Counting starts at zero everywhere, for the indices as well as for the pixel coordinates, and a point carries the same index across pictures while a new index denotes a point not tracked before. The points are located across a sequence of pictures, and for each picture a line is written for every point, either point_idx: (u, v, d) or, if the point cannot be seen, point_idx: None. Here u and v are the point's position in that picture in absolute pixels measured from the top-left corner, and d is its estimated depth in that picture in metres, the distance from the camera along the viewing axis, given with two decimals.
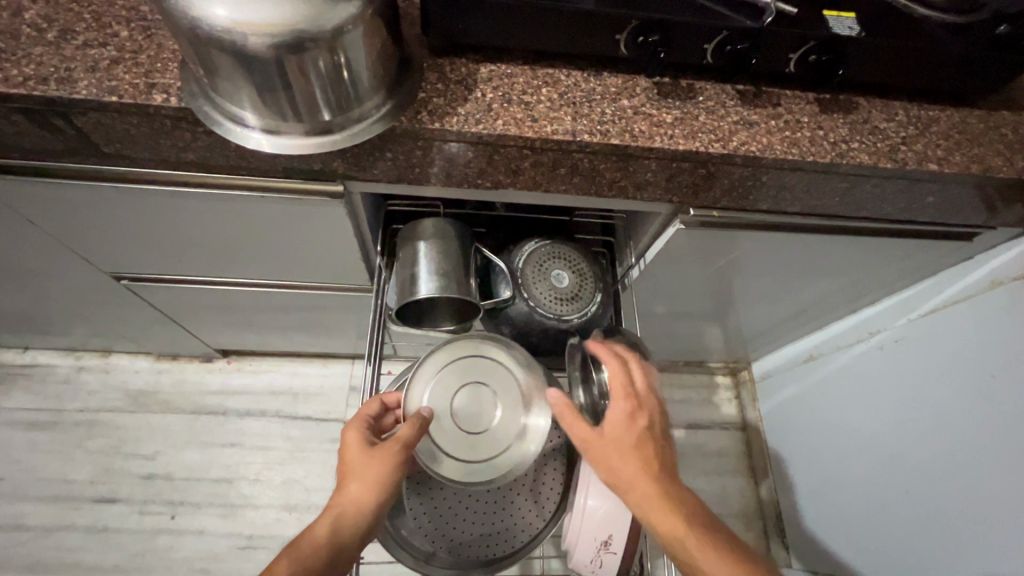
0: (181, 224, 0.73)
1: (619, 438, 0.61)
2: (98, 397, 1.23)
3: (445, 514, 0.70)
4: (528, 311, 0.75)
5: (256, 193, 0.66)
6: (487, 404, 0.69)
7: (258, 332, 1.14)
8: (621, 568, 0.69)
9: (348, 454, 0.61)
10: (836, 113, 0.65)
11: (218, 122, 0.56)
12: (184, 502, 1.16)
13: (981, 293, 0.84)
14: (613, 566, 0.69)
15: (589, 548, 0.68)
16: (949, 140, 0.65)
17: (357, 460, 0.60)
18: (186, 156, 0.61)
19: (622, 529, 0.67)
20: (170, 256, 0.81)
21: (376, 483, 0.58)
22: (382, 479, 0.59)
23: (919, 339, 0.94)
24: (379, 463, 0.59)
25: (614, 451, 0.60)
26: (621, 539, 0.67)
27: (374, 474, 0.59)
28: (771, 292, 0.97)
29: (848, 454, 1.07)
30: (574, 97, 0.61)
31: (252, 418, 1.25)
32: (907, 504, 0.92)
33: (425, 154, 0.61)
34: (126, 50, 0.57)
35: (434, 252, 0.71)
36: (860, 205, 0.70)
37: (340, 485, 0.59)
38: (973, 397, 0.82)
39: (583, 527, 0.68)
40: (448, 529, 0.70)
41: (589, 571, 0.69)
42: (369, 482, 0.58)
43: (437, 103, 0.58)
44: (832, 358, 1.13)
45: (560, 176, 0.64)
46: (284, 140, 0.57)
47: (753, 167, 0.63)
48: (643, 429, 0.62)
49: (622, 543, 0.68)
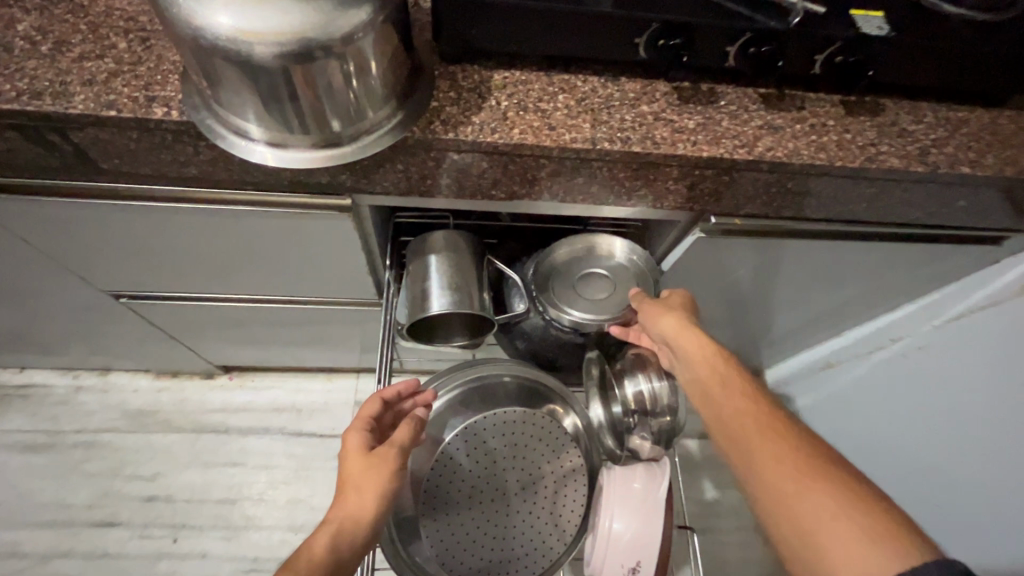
0: (181, 240, 0.70)
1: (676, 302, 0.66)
2: (97, 417, 1.20)
3: (462, 542, 0.67)
4: (544, 324, 0.74)
5: (260, 209, 0.64)
6: (594, 283, 0.74)
7: (262, 348, 1.11)
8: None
9: (346, 464, 0.56)
10: (862, 116, 0.62)
11: (222, 136, 0.53)
12: (186, 525, 1.12)
13: (1010, 297, 0.82)
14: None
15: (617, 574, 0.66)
16: (980, 142, 0.63)
17: (358, 469, 0.55)
18: (188, 171, 0.59)
19: (651, 554, 0.65)
20: (171, 273, 0.78)
21: (381, 491, 0.55)
22: (386, 486, 0.55)
23: (945, 345, 0.90)
24: (384, 468, 0.56)
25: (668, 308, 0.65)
26: (650, 563, 0.65)
27: (379, 481, 0.55)
28: (790, 298, 0.95)
29: (869, 464, 1.02)
30: (593, 103, 0.58)
31: (255, 436, 1.21)
32: (935, 517, 0.88)
33: (437, 164, 0.58)
34: (124, 62, 0.55)
35: (446, 265, 0.68)
36: (887, 211, 0.68)
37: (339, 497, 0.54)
38: (1006, 405, 0.78)
39: (609, 552, 0.66)
40: (467, 556, 0.67)
41: None
42: (373, 489, 0.54)
43: (450, 112, 0.56)
44: (852, 366, 1.09)
45: (577, 185, 0.61)
46: (290, 153, 0.54)
47: (779, 173, 0.60)
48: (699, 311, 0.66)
49: (651, 568, 0.65)
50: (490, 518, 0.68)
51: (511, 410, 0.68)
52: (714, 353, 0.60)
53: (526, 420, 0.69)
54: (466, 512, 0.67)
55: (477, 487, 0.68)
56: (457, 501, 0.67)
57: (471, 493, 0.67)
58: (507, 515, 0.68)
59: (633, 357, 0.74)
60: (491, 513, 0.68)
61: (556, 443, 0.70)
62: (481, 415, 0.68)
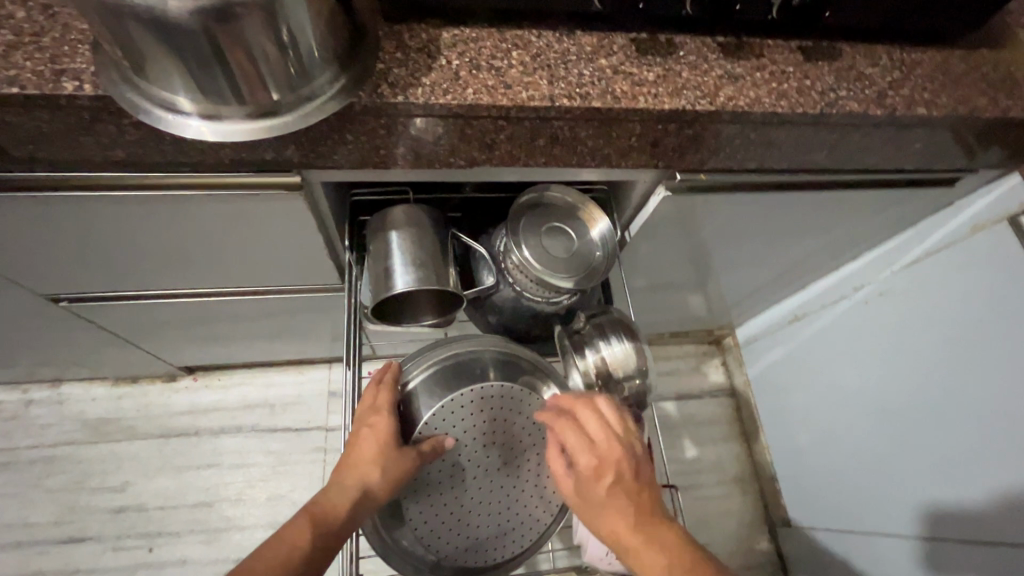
0: (118, 233, 0.65)
1: (592, 493, 0.58)
2: (54, 431, 1.13)
3: (447, 521, 0.66)
4: (514, 296, 0.71)
5: (203, 192, 0.59)
6: (562, 238, 0.72)
7: (225, 345, 1.06)
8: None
9: (370, 443, 0.61)
10: (820, 61, 0.62)
11: (146, 110, 0.48)
12: (162, 533, 1.08)
13: (963, 238, 0.83)
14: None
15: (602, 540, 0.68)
16: (934, 83, 0.63)
17: (379, 454, 0.61)
18: (114, 154, 0.54)
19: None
20: (111, 270, 0.73)
21: (396, 482, 0.60)
22: (402, 479, 0.61)
23: (903, 290, 0.93)
24: (402, 464, 0.61)
25: (591, 511, 0.58)
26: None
27: (396, 472, 0.60)
28: (756, 254, 0.95)
29: (838, 410, 1.06)
30: (548, 59, 0.56)
31: (227, 436, 1.17)
32: (903, 456, 0.92)
33: (389, 132, 0.55)
34: (24, 33, 0.49)
35: (408, 242, 0.65)
36: (847, 157, 0.68)
37: (360, 470, 0.60)
38: (966, 344, 0.81)
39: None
40: (452, 536, 0.66)
41: (605, 564, 0.69)
42: (391, 478, 0.60)
43: (398, 74, 0.53)
44: (816, 317, 1.12)
45: (539, 147, 0.59)
46: (226, 125, 0.49)
47: (741, 124, 0.59)
48: (618, 477, 0.58)
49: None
50: (473, 496, 0.66)
51: (490, 384, 0.67)
52: (645, 552, 0.54)
53: (503, 393, 0.67)
54: (448, 492, 0.66)
55: (458, 466, 0.66)
56: (439, 482, 0.65)
57: (452, 473, 0.66)
58: (491, 491, 0.67)
59: (597, 322, 0.71)
60: (473, 492, 0.66)
61: (536, 414, 0.69)
62: (460, 390, 0.66)
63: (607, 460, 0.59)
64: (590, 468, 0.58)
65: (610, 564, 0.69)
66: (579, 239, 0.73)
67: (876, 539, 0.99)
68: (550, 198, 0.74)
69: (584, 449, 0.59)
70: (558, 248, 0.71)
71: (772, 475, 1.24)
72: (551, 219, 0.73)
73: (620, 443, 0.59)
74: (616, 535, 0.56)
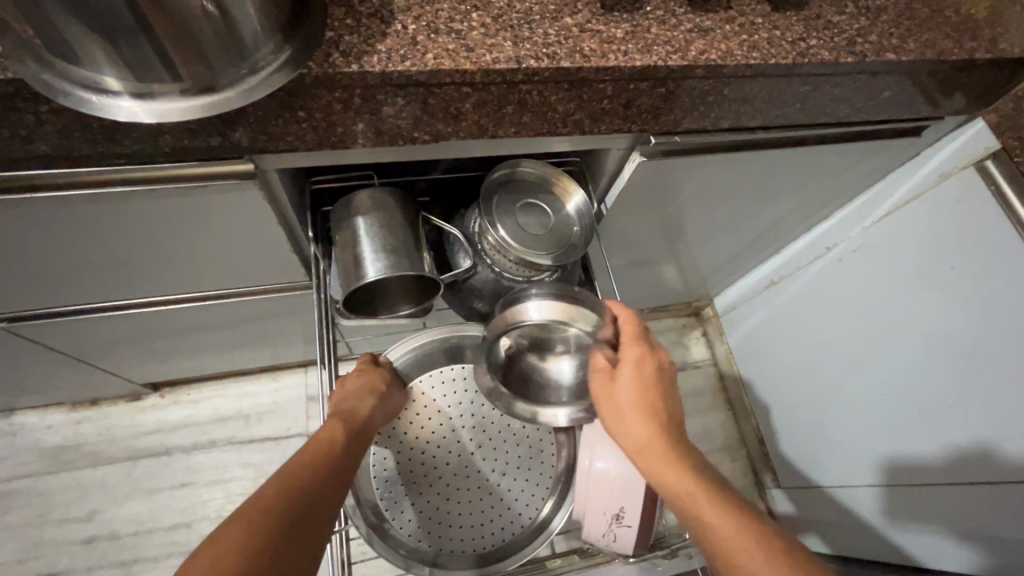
0: (49, 242, 0.59)
1: (630, 382, 0.59)
2: (9, 464, 1.05)
3: (425, 509, 0.65)
4: (494, 278, 0.67)
5: (145, 186, 0.54)
6: (539, 214, 0.69)
7: (190, 356, 0.99)
8: (639, 541, 0.62)
9: (364, 372, 0.64)
10: (788, 11, 0.60)
11: (67, 94, 0.43)
12: (138, 560, 1.02)
13: (929, 187, 0.84)
14: (626, 542, 0.62)
15: (600, 520, 0.63)
16: (900, 28, 0.62)
17: (379, 375, 0.64)
18: (35, 148, 0.49)
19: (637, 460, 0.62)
20: (49, 284, 0.67)
21: (398, 393, 0.65)
22: (400, 393, 0.65)
23: (874, 244, 0.93)
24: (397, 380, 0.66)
25: (617, 397, 0.59)
26: (634, 510, 0.61)
27: (394, 385, 0.65)
28: (732, 221, 0.95)
29: (821, 368, 1.07)
30: (511, 19, 0.52)
31: (201, 452, 1.11)
32: (885, 406, 0.93)
33: (346, 107, 0.51)
34: None
35: (376, 226, 0.61)
36: (819, 110, 0.67)
37: (366, 386, 0.62)
38: (937, 290, 0.83)
39: (592, 495, 0.63)
40: (434, 524, 0.65)
41: (603, 546, 0.64)
42: (395, 389, 0.64)
43: (350, 42, 0.49)
44: (791, 280, 1.12)
45: (507, 116, 0.56)
46: (162, 105, 0.45)
47: (714, 79, 0.58)
48: (648, 372, 0.60)
49: (636, 516, 0.61)
50: (449, 482, 0.66)
51: (450, 367, 0.69)
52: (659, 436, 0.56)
53: (466, 375, 0.69)
54: (425, 482, 0.66)
55: (430, 453, 0.67)
56: (410, 471, 0.66)
57: (423, 460, 0.66)
58: (468, 476, 0.66)
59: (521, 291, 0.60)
60: (449, 477, 0.66)
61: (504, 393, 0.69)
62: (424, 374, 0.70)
63: (642, 358, 0.61)
64: (638, 363, 0.61)
65: (610, 547, 0.63)
66: (557, 213, 0.70)
67: (858, 491, 1.01)
68: (524, 173, 0.70)
69: (638, 345, 0.61)
70: (535, 226, 0.68)
71: (758, 439, 1.26)
72: (525, 195, 0.70)
73: (656, 351, 0.63)
74: (637, 425, 0.57)
